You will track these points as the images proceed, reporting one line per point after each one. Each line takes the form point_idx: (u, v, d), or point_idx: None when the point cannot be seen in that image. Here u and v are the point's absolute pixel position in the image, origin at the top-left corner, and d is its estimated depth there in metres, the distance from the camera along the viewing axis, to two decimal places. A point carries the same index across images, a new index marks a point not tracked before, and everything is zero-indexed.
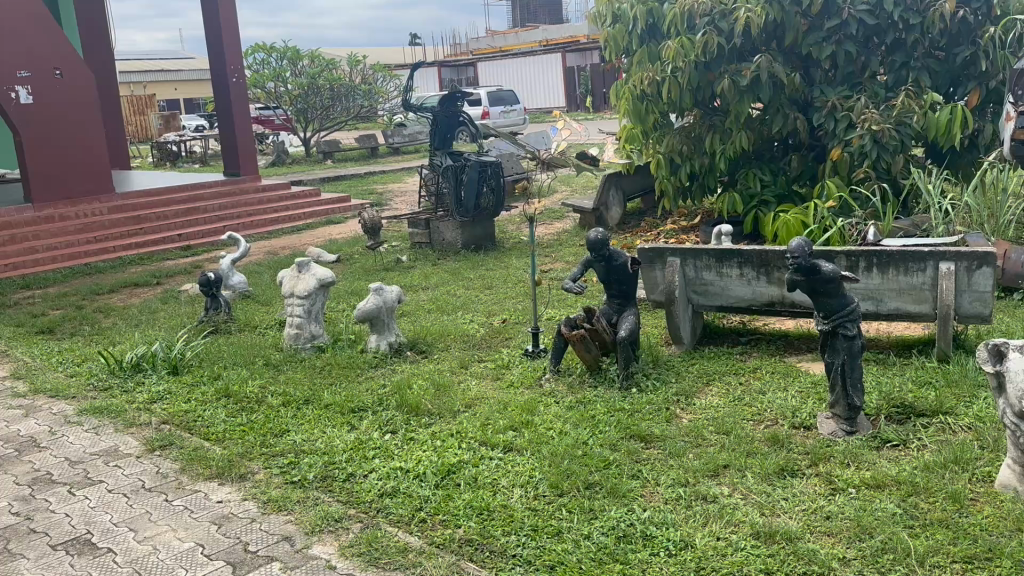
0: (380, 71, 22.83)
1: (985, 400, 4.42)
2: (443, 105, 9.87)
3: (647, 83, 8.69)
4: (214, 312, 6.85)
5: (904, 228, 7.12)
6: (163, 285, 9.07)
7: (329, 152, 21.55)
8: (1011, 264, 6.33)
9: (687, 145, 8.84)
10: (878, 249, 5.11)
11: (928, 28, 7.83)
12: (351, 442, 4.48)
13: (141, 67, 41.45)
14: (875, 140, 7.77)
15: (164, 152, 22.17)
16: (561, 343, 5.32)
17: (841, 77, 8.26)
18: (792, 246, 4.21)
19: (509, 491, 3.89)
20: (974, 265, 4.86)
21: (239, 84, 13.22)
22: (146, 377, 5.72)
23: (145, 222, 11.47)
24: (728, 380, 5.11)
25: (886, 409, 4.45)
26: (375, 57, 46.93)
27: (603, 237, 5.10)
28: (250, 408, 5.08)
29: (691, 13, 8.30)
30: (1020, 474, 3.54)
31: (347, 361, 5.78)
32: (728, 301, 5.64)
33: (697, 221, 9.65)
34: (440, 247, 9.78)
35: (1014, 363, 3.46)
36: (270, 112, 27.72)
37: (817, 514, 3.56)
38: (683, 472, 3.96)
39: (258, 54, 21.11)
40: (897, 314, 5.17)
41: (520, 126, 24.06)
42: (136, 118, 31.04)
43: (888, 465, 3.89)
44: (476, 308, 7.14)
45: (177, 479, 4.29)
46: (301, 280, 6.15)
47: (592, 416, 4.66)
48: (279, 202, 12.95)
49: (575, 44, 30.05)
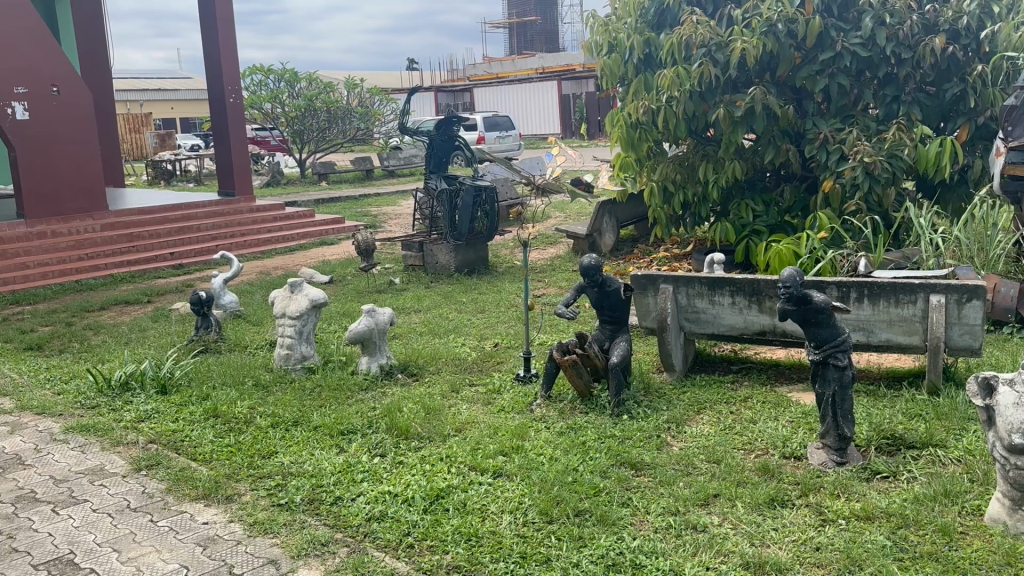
0: (377, 94, 22.95)
1: (975, 433, 4.42)
2: (439, 129, 9.91)
3: (642, 111, 8.79)
4: (204, 331, 6.82)
5: (895, 260, 7.15)
6: (154, 303, 9.03)
7: (324, 174, 21.63)
8: (1000, 299, 6.38)
9: (680, 174, 8.89)
10: (869, 281, 5.12)
11: (919, 62, 7.92)
12: (339, 465, 4.45)
13: (139, 85, 41.60)
14: (867, 172, 7.82)
15: (159, 171, 22.20)
16: (553, 368, 5.32)
17: (834, 110, 8.34)
18: (784, 276, 4.24)
19: (498, 518, 3.87)
20: (965, 298, 4.88)
21: (237, 105, 13.24)
22: (134, 396, 5.68)
23: (138, 239, 11.44)
24: (719, 409, 5.11)
25: (876, 440, 4.45)
26: (373, 80, 47.24)
27: (596, 263, 5.09)
28: (238, 429, 5.04)
29: (687, 43, 8.36)
30: (1010, 508, 3.54)
31: (338, 383, 5.75)
32: (720, 329, 5.65)
33: (690, 249, 9.69)
34: (433, 271, 9.78)
35: (1003, 397, 3.47)
36: (266, 134, 27.80)
37: (807, 545, 3.55)
38: (673, 501, 3.94)
39: (255, 75, 21.19)
40: (888, 345, 5.18)
41: (516, 152, 24.18)
42: (133, 136, 31.15)
43: (878, 497, 3.89)
44: (468, 332, 7.13)
45: (163, 500, 4.24)
46: (293, 300, 6.13)
47: (583, 443, 4.64)
48: (273, 222, 12.95)
49: (571, 72, 30.29)
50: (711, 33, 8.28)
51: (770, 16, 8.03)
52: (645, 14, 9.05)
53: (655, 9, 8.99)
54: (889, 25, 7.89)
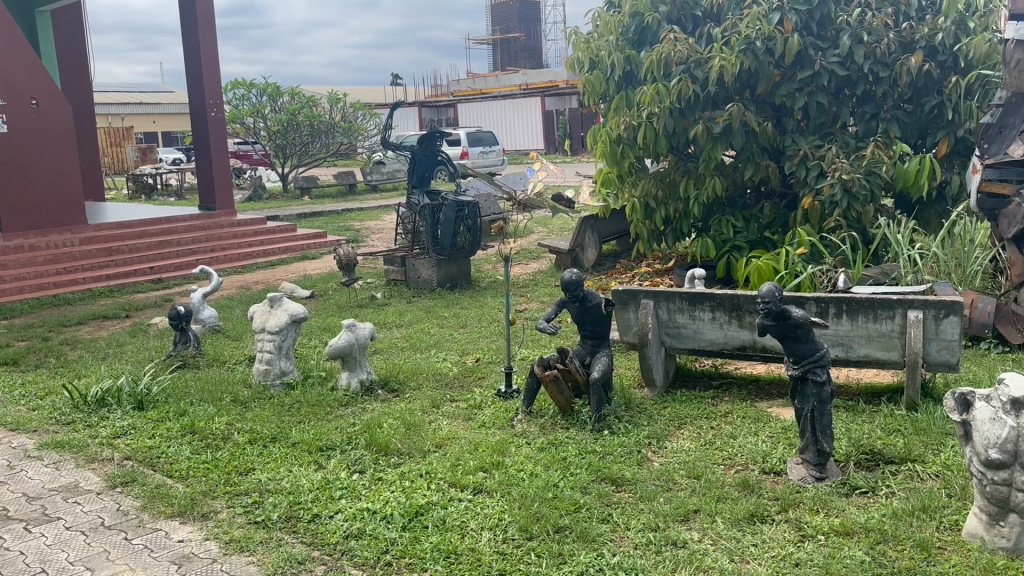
0: (361, 109, 22.96)
1: (953, 448, 4.45)
2: (422, 144, 9.91)
3: (623, 127, 8.82)
4: (182, 346, 6.75)
5: (874, 277, 7.20)
6: (132, 318, 8.94)
7: (306, 188, 21.58)
8: (977, 314, 6.44)
9: (662, 190, 8.93)
10: (847, 296, 5.15)
11: (896, 80, 8.03)
12: (318, 482, 4.41)
13: (121, 99, 41.45)
14: (846, 189, 7.89)
15: (140, 186, 22.08)
16: (534, 384, 5.31)
17: (813, 127, 8.42)
18: (763, 291, 4.26)
19: (477, 535, 3.84)
20: (942, 314, 4.91)
21: (218, 119, 13.19)
22: (110, 412, 5.61)
23: (117, 253, 11.32)
24: (700, 424, 5.11)
25: (855, 455, 4.46)
26: (356, 96, 47.30)
27: (578, 278, 5.09)
28: (215, 445, 4.99)
29: (667, 60, 8.43)
30: (986, 524, 3.56)
31: (317, 399, 5.70)
32: (701, 345, 5.65)
33: (671, 264, 9.72)
34: (416, 285, 9.75)
35: (979, 412, 3.51)
36: (248, 148, 27.74)
37: (786, 561, 3.55)
38: (653, 517, 3.93)
39: (237, 89, 21.13)
40: (867, 360, 5.21)
41: (499, 168, 24.27)
42: (113, 150, 30.99)
43: (856, 512, 3.89)
44: (450, 347, 7.11)
45: (138, 517, 4.19)
46: (272, 315, 6.08)
47: (564, 458, 4.62)
48: (254, 237, 12.89)
49: (554, 89, 30.42)
50: (690, 51, 8.36)
51: (748, 34, 8.08)
52: (625, 31, 9.05)
53: (635, 27, 8.98)
54: (867, 43, 7.98)
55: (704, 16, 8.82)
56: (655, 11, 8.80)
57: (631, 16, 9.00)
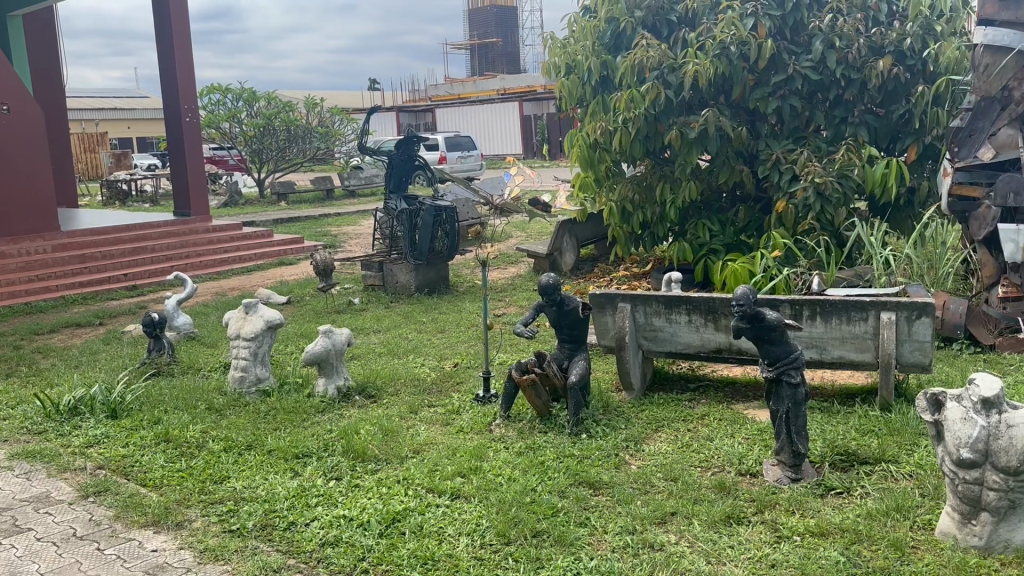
0: (338, 113, 22.88)
1: (926, 448, 4.50)
2: (399, 149, 9.88)
3: (600, 132, 8.87)
4: (157, 353, 6.68)
5: (848, 279, 7.26)
6: (106, 326, 8.84)
7: (283, 194, 21.46)
8: (949, 315, 6.48)
9: (638, 194, 8.97)
10: (821, 298, 5.19)
11: (865, 83, 8.13)
12: (294, 489, 4.37)
13: (94, 104, 40.98)
14: (819, 193, 7.96)
15: (114, 192, 21.86)
16: (512, 388, 5.30)
17: (787, 131, 8.49)
18: (738, 293, 4.29)
19: (455, 540, 3.83)
20: (914, 316, 4.96)
21: (193, 124, 13.09)
22: (83, 421, 5.55)
23: (90, 260, 11.19)
24: (677, 427, 5.12)
25: (830, 456, 4.49)
26: (332, 101, 47.04)
27: (554, 281, 5.09)
28: (190, 453, 4.94)
29: (640, 66, 8.46)
30: (959, 522, 3.60)
31: (294, 405, 5.66)
32: (678, 347, 5.67)
33: (649, 268, 9.76)
34: (393, 291, 9.71)
35: (951, 412, 3.55)
36: (224, 152, 27.57)
37: (763, 562, 3.56)
38: (631, 520, 3.94)
39: (213, 94, 20.98)
40: (841, 362, 5.25)
41: (477, 172, 24.28)
42: (88, 156, 30.71)
43: (831, 512, 3.92)
44: (428, 352, 7.09)
45: (111, 527, 4.14)
46: (247, 321, 6.04)
47: (542, 463, 4.61)
48: (230, 242, 12.79)
49: (532, 93, 30.48)
50: (663, 56, 8.40)
51: (723, 39, 8.13)
52: (601, 37, 9.10)
53: (611, 32, 9.03)
54: (839, 49, 8.07)
55: (678, 21, 8.88)
56: (631, 16, 8.83)
57: (606, 22, 9.05)
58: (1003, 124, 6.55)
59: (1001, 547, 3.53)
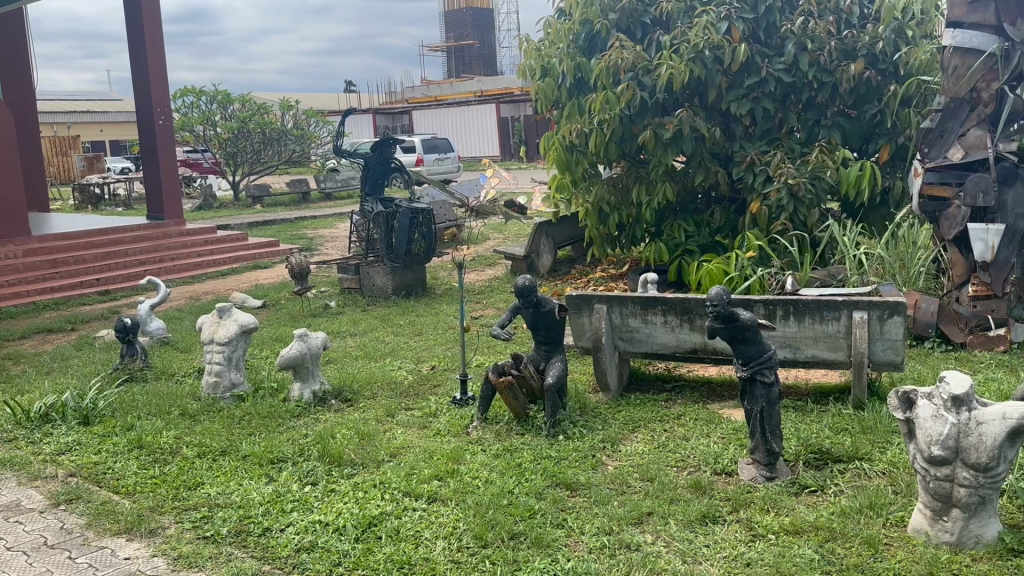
0: (313, 116, 22.76)
1: (898, 446, 4.55)
2: (375, 151, 9.83)
3: (575, 134, 8.89)
4: (130, 359, 6.60)
5: (821, 279, 7.33)
6: (78, 332, 8.71)
7: (258, 197, 21.31)
8: (921, 314, 6.65)
9: (614, 196, 9.00)
10: (794, 298, 5.23)
11: (837, 86, 8.21)
12: (268, 495, 4.34)
13: (67, 107, 40.59)
14: (792, 194, 8.03)
15: (87, 196, 21.60)
16: (488, 390, 5.29)
17: (760, 133, 8.56)
18: (711, 294, 4.31)
19: (431, 544, 3.82)
20: (886, 314, 5.01)
21: (167, 127, 12.97)
22: (55, 427, 5.47)
23: (62, 265, 11.05)
24: (654, 427, 5.14)
25: (804, 454, 4.53)
26: (307, 102, 46.70)
27: (530, 283, 5.09)
28: (163, 460, 4.89)
29: (615, 68, 8.49)
30: (930, 518, 3.64)
31: (269, 410, 5.62)
32: (654, 347, 5.69)
33: (626, 269, 9.80)
34: (370, 294, 9.67)
35: (922, 410, 3.60)
36: (198, 156, 27.35)
37: (737, 561, 3.59)
38: (608, 521, 3.95)
39: (187, 97, 20.78)
40: (814, 361, 5.30)
41: (454, 175, 24.25)
42: (60, 160, 30.36)
43: (806, 511, 3.94)
44: (406, 354, 7.08)
45: (83, 535, 4.08)
46: (221, 326, 5.98)
47: (518, 465, 4.61)
48: (204, 246, 12.68)
49: (509, 96, 30.51)
50: (638, 59, 8.45)
51: (697, 43, 8.19)
52: (576, 39, 9.13)
53: (585, 34, 9.06)
54: (811, 51, 8.15)
55: (652, 23, 8.90)
56: (604, 19, 8.87)
57: (581, 24, 9.07)
58: (973, 124, 6.62)
59: (973, 543, 3.57)
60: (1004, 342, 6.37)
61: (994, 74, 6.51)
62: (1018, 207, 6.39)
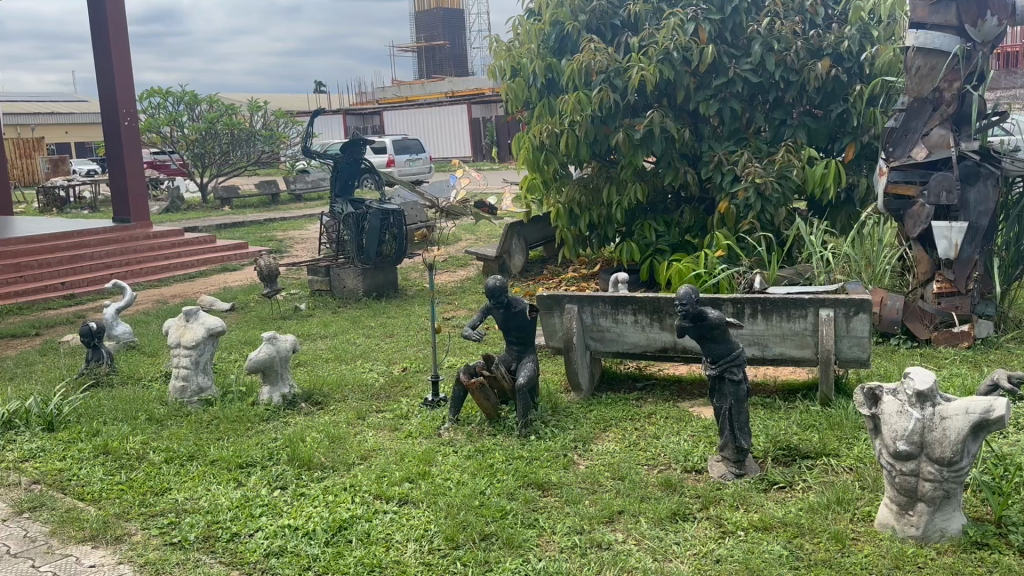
0: (283, 117, 22.58)
1: (865, 442, 4.60)
2: (344, 151, 9.76)
3: (546, 135, 8.90)
4: (95, 363, 6.50)
5: (789, 277, 7.42)
6: (42, 337, 8.57)
7: (227, 198, 21.10)
8: (887, 312, 6.76)
9: (585, 196, 9.03)
10: (762, 296, 5.28)
11: (804, 85, 8.30)
12: (237, 500, 4.30)
13: (30, 108, 39.91)
14: (759, 193, 8.11)
15: (52, 198, 21.26)
16: (460, 392, 5.28)
17: (728, 133, 8.62)
18: (680, 293, 4.34)
19: (402, 546, 3.80)
20: (851, 312, 5.07)
21: (132, 128, 12.80)
22: (18, 434, 5.38)
23: (25, 269, 10.85)
24: (625, 426, 5.16)
25: (772, 451, 4.58)
26: (276, 103, 46.32)
27: (501, 284, 5.09)
28: (129, 466, 4.83)
29: (586, 69, 8.53)
30: (896, 513, 3.69)
31: (238, 414, 5.56)
32: (624, 347, 5.71)
33: (597, 268, 9.82)
34: (341, 295, 9.62)
35: (887, 406, 3.65)
36: (165, 157, 27.02)
37: (708, 558, 3.61)
38: (579, 520, 3.96)
39: (153, 97, 20.52)
40: (782, 358, 5.35)
41: (426, 176, 24.22)
42: (23, 161, 29.82)
43: (774, 507, 3.98)
44: (377, 356, 7.05)
45: (47, 543, 4.01)
46: (188, 330, 5.92)
47: (490, 465, 4.60)
48: (171, 249, 12.53)
49: (480, 97, 30.53)
50: (609, 61, 8.49)
51: (666, 44, 8.24)
52: (546, 40, 9.15)
53: (556, 35, 9.08)
54: (777, 51, 8.23)
55: (622, 25, 8.95)
56: (575, 20, 8.89)
57: (551, 25, 9.09)
58: (935, 124, 6.69)
59: (938, 537, 3.62)
60: (968, 338, 6.50)
61: (955, 75, 6.63)
62: (980, 206, 6.52)
